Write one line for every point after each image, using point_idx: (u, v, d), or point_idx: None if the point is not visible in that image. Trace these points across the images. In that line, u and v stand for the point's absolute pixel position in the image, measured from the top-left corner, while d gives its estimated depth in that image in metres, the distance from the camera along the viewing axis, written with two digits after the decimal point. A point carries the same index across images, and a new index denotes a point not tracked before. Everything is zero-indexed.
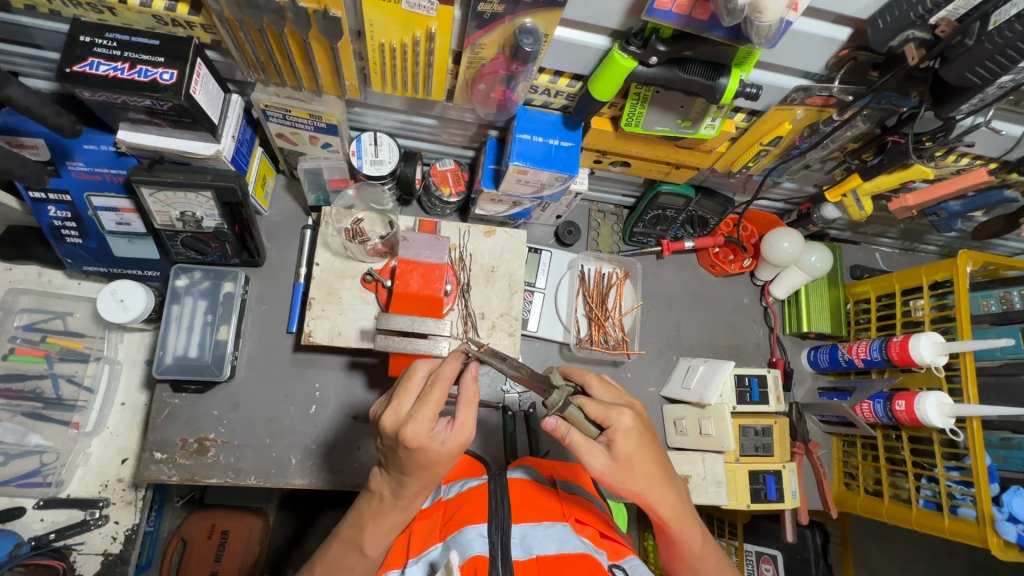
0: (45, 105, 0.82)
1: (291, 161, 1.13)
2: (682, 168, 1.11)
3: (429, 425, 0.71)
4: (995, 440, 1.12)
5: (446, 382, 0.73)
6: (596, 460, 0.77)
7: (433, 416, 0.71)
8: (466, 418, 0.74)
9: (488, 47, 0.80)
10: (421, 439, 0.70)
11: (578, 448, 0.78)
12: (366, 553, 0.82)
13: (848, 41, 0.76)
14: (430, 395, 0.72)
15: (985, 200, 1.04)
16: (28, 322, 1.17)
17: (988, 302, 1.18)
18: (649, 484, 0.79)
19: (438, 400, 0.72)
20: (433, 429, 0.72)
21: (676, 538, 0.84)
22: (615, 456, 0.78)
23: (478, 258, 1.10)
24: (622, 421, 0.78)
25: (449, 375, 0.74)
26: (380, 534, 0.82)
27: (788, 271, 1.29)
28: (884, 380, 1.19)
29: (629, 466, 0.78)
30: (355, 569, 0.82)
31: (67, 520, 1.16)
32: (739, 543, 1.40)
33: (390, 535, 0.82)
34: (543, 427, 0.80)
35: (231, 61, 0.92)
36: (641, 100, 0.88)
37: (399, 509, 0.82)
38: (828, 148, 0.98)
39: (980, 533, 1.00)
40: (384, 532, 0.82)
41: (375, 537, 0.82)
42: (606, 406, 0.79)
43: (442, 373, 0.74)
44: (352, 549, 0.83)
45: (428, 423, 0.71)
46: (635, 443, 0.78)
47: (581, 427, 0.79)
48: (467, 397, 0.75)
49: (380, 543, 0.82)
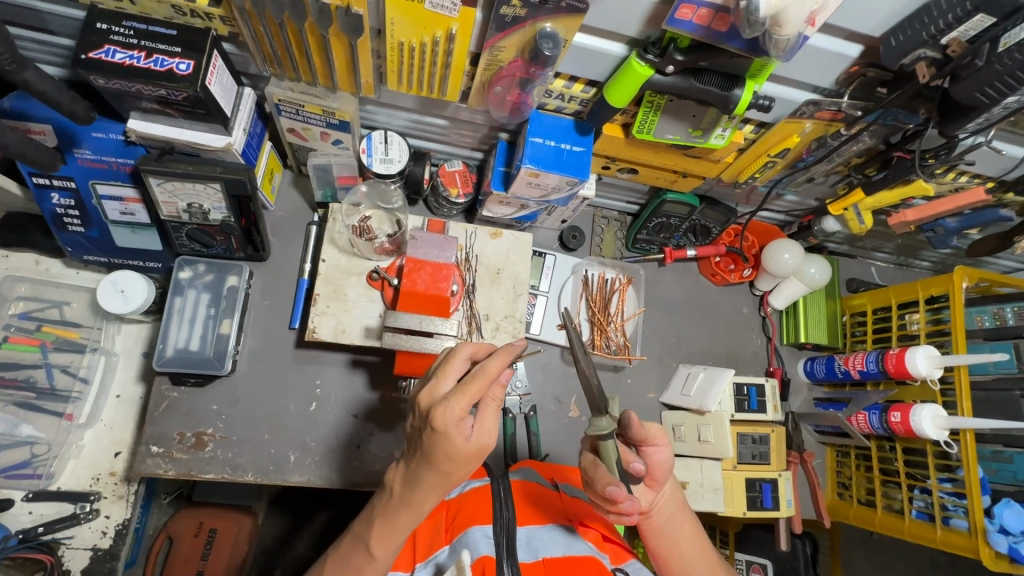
0: (60, 91, 0.82)
1: (300, 157, 1.13)
2: (689, 177, 1.13)
3: (459, 414, 0.70)
4: (988, 453, 1.14)
5: (487, 377, 0.71)
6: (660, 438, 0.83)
7: (464, 409, 0.70)
8: (486, 421, 0.74)
9: (507, 50, 0.81)
10: (446, 427, 0.70)
11: (653, 437, 0.82)
12: (373, 554, 0.79)
13: (859, 58, 0.79)
14: (470, 385, 0.70)
15: (981, 218, 1.07)
16: (24, 311, 1.16)
17: (982, 318, 1.20)
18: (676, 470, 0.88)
19: (474, 392, 0.70)
20: (460, 421, 0.71)
21: (693, 527, 0.87)
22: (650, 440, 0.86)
23: (485, 260, 1.11)
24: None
25: (493, 372, 0.71)
26: (388, 534, 0.79)
27: (788, 282, 1.31)
28: (879, 392, 1.21)
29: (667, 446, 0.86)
30: (362, 569, 0.79)
31: (56, 513, 1.15)
32: (730, 551, 1.41)
33: (398, 536, 0.79)
34: (635, 417, 0.77)
35: (246, 54, 0.92)
36: (653, 109, 0.89)
37: (407, 509, 0.78)
38: (833, 162, 1.00)
39: (970, 544, 1.02)
40: (393, 532, 0.79)
41: (386, 537, 0.79)
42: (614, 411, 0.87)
43: (489, 367, 0.71)
44: (361, 547, 0.80)
45: (458, 413, 0.70)
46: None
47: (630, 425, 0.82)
48: (494, 399, 0.74)
49: (387, 545, 0.79)
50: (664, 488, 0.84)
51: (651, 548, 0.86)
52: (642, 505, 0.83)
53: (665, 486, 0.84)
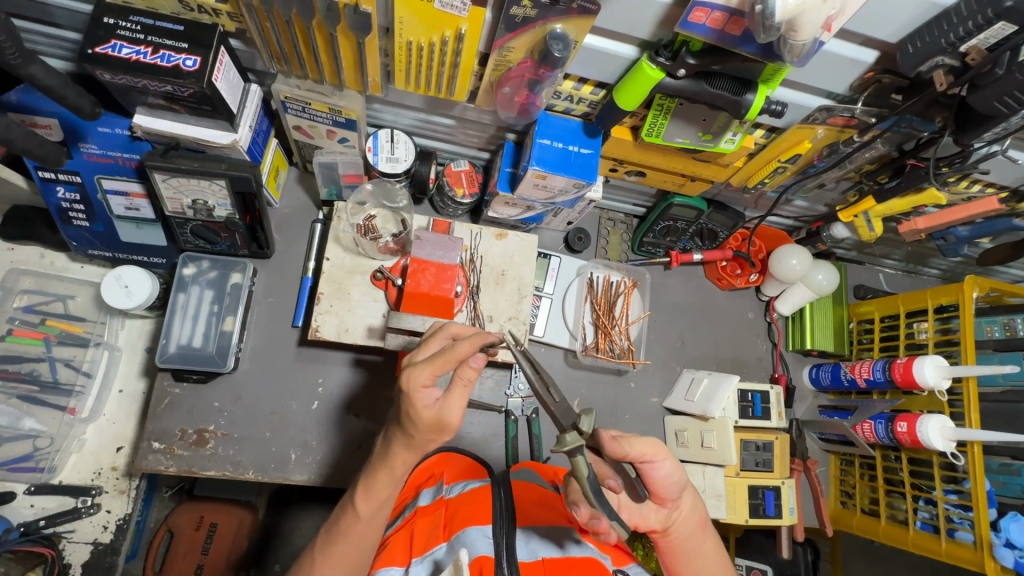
0: (66, 85, 0.81)
1: (306, 154, 1.13)
2: (697, 180, 1.11)
3: (421, 381, 0.73)
4: (995, 466, 1.13)
5: (454, 357, 0.71)
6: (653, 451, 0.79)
7: (429, 378, 0.73)
8: (451, 401, 0.73)
9: (516, 50, 0.80)
10: (408, 392, 0.73)
11: (645, 451, 0.76)
12: (357, 514, 0.82)
13: (875, 64, 0.77)
14: (436, 357, 0.72)
15: (993, 228, 1.05)
16: (28, 304, 1.15)
17: (992, 328, 1.18)
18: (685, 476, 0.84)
19: (439, 365, 0.72)
20: (424, 388, 0.73)
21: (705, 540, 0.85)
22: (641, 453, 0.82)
23: (489, 261, 1.10)
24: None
25: (460, 353, 0.71)
26: (370, 495, 0.82)
27: (795, 288, 1.29)
28: (886, 401, 1.20)
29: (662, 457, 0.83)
30: (349, 529, 0.83)
31: (58, 507, 1.15)
32: (730, 557, 1.40)
33: (381, 497, 0.82)
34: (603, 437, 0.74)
35: (253, 50, 0.91)
36: (664, 112, 0.88)
37: (386, 472, 0.81)
38: (845, 169, 0.99)
39: (976, 557, 1.01)
40: (375, 494, 0.82)
41: (369, 495, 0.82)
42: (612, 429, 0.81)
43: (460, 347, 0.71)
44: (348, 509, 0.84)
45: (422, 380, 0.73)
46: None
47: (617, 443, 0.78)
48: (463, 382, 0.73)
49: (372, 506, 0.82)
50: (681, 505, 0.82)
51: (666, 561, 0.85)
52: (655, 525, 0.81)
53: (681, 504, 0.82)
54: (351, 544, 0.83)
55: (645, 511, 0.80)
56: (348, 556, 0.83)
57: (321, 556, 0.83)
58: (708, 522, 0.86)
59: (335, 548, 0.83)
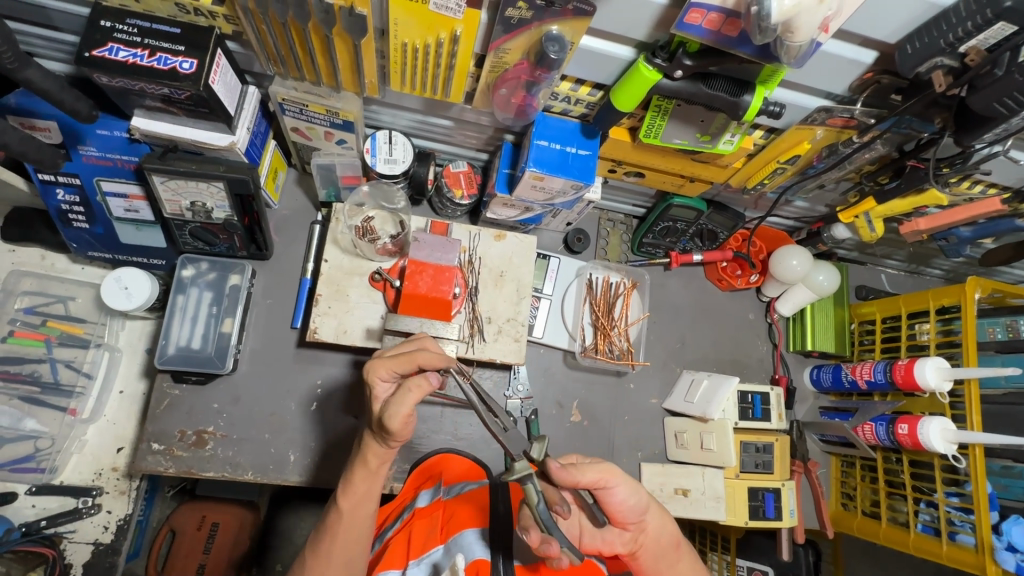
0: (63, 88, 0.81)
1: (304, 155, 1.13)
2: (696, 181, 1.11)
3: (379, 374, 0.80)
4: (997, 469, 1.12)
5: (413, 358, 0.79)
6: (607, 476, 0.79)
7: (387, 373, 0.80)
8: (401, 399, 0.76)
9: (512, 52, 0.80)
10: (367, 381, 0.81)
11: (595, 478, 0.76)
12: (340, 510, 0.83)
13: (874, 64, 0.77)
14: (397, 356, 0.80)
15: (995, 228, 1.04)
16: (29, 305, 1.16)
17: (994, 329, 1.18)
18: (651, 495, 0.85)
19: (398, 362, 0.79)
20: (381, 381, 0.80)
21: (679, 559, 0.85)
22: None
23: (488, 262, 1.10)
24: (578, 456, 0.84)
25: (419, 356, 0.79)
26: (350, 491, 0.84)
27: (795, 289, 1.29)
28: (887, 403, 1.19)
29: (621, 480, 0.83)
30: (335, 528, 0.83)
31: (59, 507, 1.16)
32: (731, 557, 1.40)
33: (361, 491, 0.84)
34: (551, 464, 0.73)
35: (250, 52, 0.91)
36: (662, 113, 0.88)
37: (363, 467, 0.85)
38: (844, 170, 0.98)
39: (977, 560, 1.00)
40: (355, 489, 0.84)
41: (348, 490, 0.84)
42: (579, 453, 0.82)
43: (417, 353, 0.79)
44: (331, 511, 0.85)
45: (380, 373, 0.80)
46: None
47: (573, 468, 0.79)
48: (407, 389, 0.76)
49: (355, 502, 0.84)
50: (648, 526, 0.82)
51: None
52: (621, 548, 0.82)
53: (648, 525, 0.82)
54: (337, 543, 0.82)
55: (608, 535, 0.81)
56: (338, 558, 0.82)
57: (312, 561, 0.82)
58: (682, 541, 0.86)
59: (324, 550, 0.82)
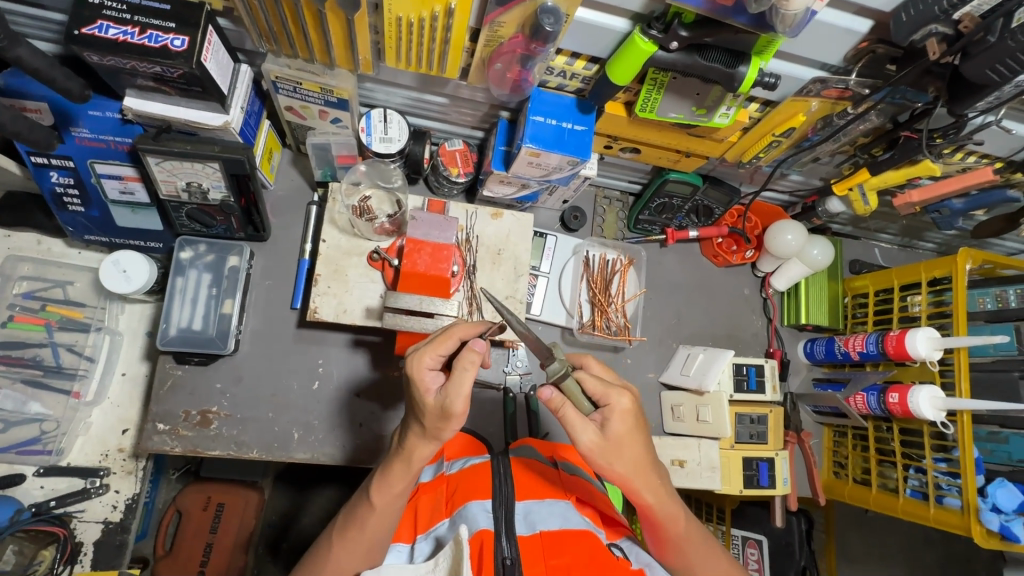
0: (53, 67, 0.80)
1: (299, 136, 1.12)
2: (692, 156, 1.11)
3: (426, 363, 0.77)
4: (983, 434, 1.15)
5: (452, 335, 0.78)
6: (587, 436, 0.76)
7: (433, 360, 0.77)
8: (457, 381, 0.73)
9: (507, 25, 0.79)
10: (413, 375, 0.77)
11: (570, 423, 0.75)
12: (373, 505, 0.82)
13: (869, 34, 0.77)
14: (437, 339, 0.78)
15: (987, 199, 1.05)
16: (27, 290, 1.16)
17: (984, 300, 1.20)
18: (637, 466, 0.79)
19: (441, 345, 0.77)
20: (429, 371, 0.77)
21: (658, 521, 0.84)
22: (607, 436, 0.76)
23: (485, 241, 1.10)
24: (620, 403, 0.77)
25: (458, 332, 0.78)
26: (385, 486, 0.82)
27: (789, 264, 1.30)
28: (879, 373, 1.22)
29: (619, 446, 0.77)
30: (366, 521, 0.82)
31: (67, 488, 1.18)
32: (726, 527, 1.43)
33: (396, 489, 0.82)
34: (537, 396, 0.76)
35: (242, 29, 0.91)
36: (657, 86, 0.87)
37: (402, 463, 0.82)
38: (839, 142, 0.99)
39: (963, 522, 1.03)
40: (391, 485, 0.82)
41: (383, 486, 0.82)
42: (607, 384, 0.77)
43: (454, 329, 0.79)
44: (362, 501, 0.84)
45: (427, 362, 0.77)
46: (629, 425, 0.77)
47: (577, 401, 0.78)
48: (461, 368, 0.73)
49: (387, 497, 0.82)
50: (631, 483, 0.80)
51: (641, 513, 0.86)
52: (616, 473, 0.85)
53: (631, 481, 0.80)
54: (366, 534, 0.82)
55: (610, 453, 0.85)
56: (361, 547, 0.83)
57: (337, 545, 0.83)
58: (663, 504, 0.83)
59: (351, 537, 0.83)
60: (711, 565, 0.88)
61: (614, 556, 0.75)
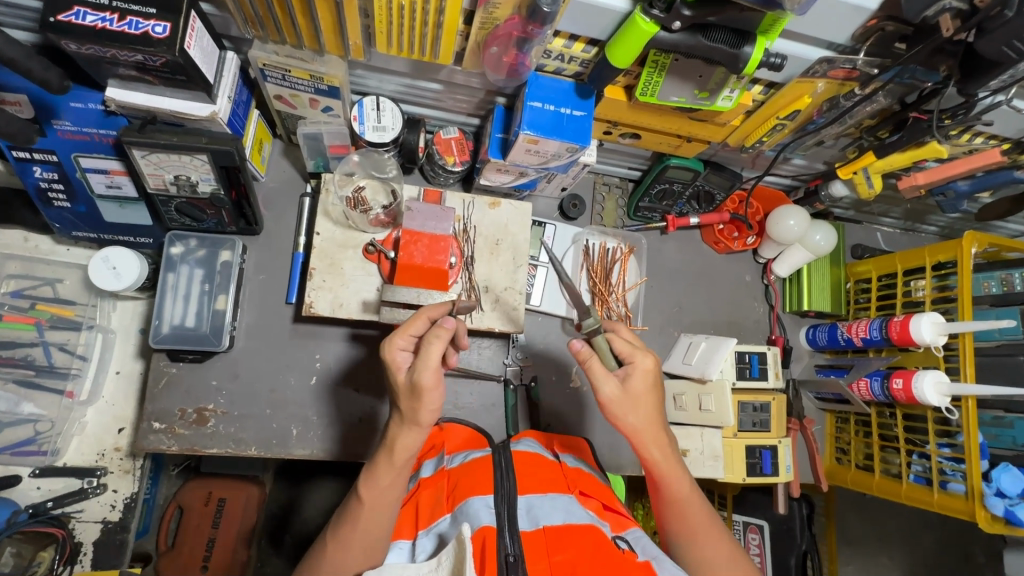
0: (30, 57, 0.77)
1: (289, 125, 1.09)
2: (693, 141, 1.08)
3: (397, 342, 0.79)
4: (987, 419, 1.15)
5: (421, 315, 0.81)
6: (608, 387, 0.81)
7: (404, 340, 0.79)
8: (422, 354, 0.74)
9: (502, 6, 0.76)
10: (387, 356, 0.80)
11: (594, 374, 0.81)
12: (361, 500, 0.81)
13: (879, 11, 0.74)
14: (408, 320, 0.81)
15: (993, 181, 1.03)
16: (16, 289, 1.13)
17: (989, 284, 1.18)
18: (649, 424, 0.83)
19: (410, 325, 0.80)
20: (401, 351, 0.79)
21: (664, 483, 0.85)
22: (627, 391, 0.81)
23: (482, 231, 1.08)
24: (643, 363, 0.82)
25: (427, 312, 0.81)
26: (371, 479, 0.81)
27: (793, 250, 1.28)
28: (882, 359, 1.20)
29: (636, 402, 0.82)
30: (358, 518, 0.81)
31: (64, 488, 1.16)
32: (728, 513, 1.46)
33: (383, 482, 0.81)
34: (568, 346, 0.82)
35: (227, 15, 0.87)
36: (658, 69, 0.85)
37: (386, 454, 0.81)
38: (845, 124, 0.97)
39: (968, 507, 1.03)
40: (377, 478, 0.81)
41: (371, 479, 0.81)
42: (634, 346, 0.83)
43: (424, 310, 0.82)
44: (353, 497, 0.83)
45: (399, 343, 0.79)
46: (649, 386, 0.82)
47: (604, 357, 0.83)
48: (428, 342, 0.75)
49: (375, 491, 0.81)
50: (640, 441, 0.83)
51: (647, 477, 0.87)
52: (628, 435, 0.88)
53: (641, 439, 0.83)
54: (359, 531, 0.80)
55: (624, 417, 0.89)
56: (357, 546, 0.80)
57: (333, 546, 0.81)
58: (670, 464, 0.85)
59: (344, 535, 0.80)
60: (712, 539, 0.84)
61: (619, 549, 0.74)
